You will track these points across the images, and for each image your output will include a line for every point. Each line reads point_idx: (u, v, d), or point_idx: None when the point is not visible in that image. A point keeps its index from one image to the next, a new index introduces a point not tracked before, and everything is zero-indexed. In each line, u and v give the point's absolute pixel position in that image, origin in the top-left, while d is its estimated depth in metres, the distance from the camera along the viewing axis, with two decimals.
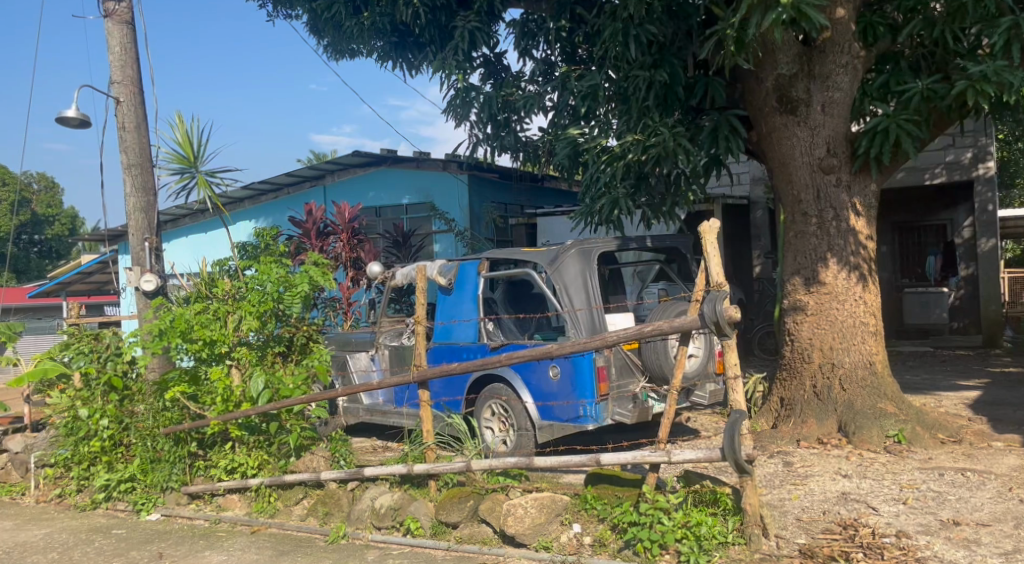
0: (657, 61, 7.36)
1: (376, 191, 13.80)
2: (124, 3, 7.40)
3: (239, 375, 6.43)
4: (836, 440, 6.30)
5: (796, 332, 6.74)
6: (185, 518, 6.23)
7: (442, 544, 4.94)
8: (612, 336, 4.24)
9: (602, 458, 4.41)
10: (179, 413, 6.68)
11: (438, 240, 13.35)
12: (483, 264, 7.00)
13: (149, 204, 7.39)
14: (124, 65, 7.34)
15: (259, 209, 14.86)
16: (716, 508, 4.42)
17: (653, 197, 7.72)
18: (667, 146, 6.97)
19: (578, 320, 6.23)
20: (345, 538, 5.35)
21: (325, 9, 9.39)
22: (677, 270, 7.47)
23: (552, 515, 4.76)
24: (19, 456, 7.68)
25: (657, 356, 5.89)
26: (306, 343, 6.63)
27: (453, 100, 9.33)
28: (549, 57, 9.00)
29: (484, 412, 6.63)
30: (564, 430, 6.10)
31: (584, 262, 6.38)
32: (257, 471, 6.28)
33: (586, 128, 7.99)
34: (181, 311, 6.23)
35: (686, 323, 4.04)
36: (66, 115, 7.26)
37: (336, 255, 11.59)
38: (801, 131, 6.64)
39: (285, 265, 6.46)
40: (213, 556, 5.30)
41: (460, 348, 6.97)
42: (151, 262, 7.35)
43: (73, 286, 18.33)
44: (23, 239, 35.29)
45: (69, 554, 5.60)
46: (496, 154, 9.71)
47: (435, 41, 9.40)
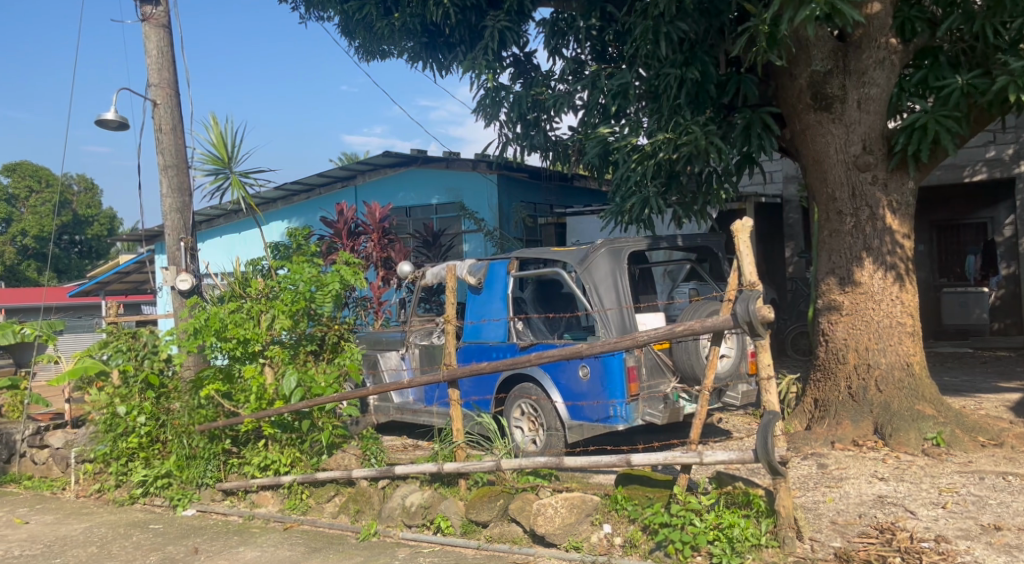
0: (688, 59, 7.30)
1: (406, 191, 13.89)
2: (161, 8, 7.53)
3: (272, 373, 6.53)
4: (871, 442, 6.20)
5: (831, 332, 6.64)
6: (220, 515, 6.32)
7: (473, 543, 4.95)
8: (642, 336, 4.21)
9: (632, 458, 4.39)
10: (214, 410, 6.76)
11: (468, 240, 13.37)
12: (513, 263, 6.99)
13: (185, 204, 7.52)
14: (161, 67, 7.47)
15: (292, 209, 15.03)
16: (749, 510, 4.35)
17: (684, 196, 7.66)
18: (698, 144, 6.90)
19: (608, 320, 6.20)
20: (375, 535, 5.38)
21: (357, 10, 9.50)
22: (708, 269, 7.37)
23: (582, 515, 4.75)
24: (60, 451, 7.85)
25: (688, 356, 5.83)
26: (338, 342, 6.67)
27: (483, 100, 9.41)
28: (580, 55, 8.93)
29: (514, 412, 6.64)
30: (595, 430, 6.08)
31: (614, 261, 6.35)
32: (289, 468, 6.36)
33: (616, 127, 7.94)
34: (215, 310, 6.31)
35: (719, 323, 4.00)
36: (105, 117, 7.41)
37: (367, 255, 11.69)
38: (836, 128, 6.55)
39: (317, 265, 6.54)
40: (246, 552, 5.36)
41: (490, 348, 6.97)
42: (186, 262, 7.47)
43: (112, 286, 18.73)
44: (64, 240, 36.14)
45: (108, 548, 5.70)
46: (525, 153, 9.72)
47: (465, 41, 9.43)
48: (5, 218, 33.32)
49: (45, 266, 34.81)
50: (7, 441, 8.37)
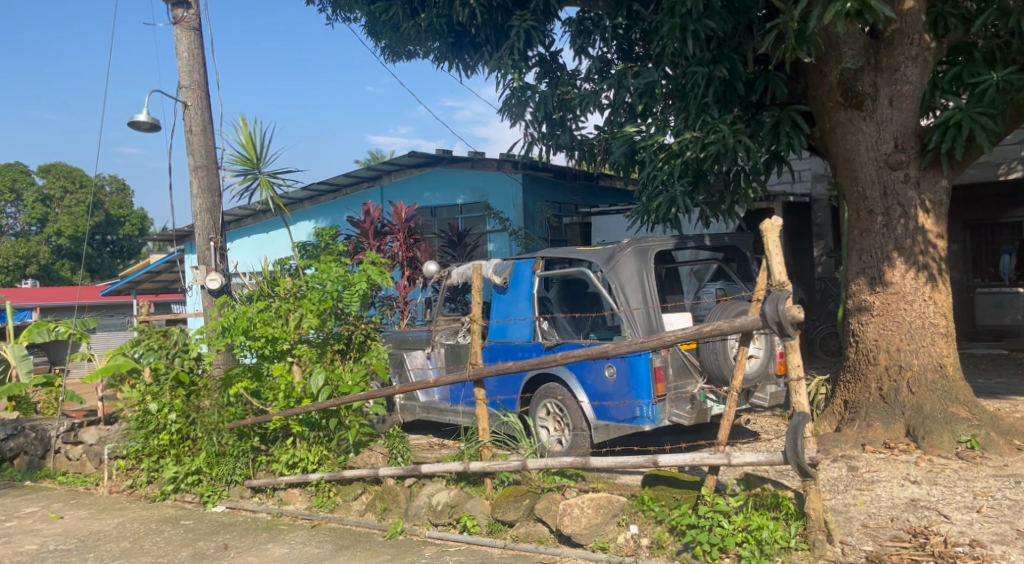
0: (715, 57, 7.20)
1: (432, 191, 13.94)
2: (192, 11, 7.64)
3: (300, 372, 6.59)
4: (903, 445, 6.12)
5: (861, 333, 6.56)
6: (249, 511, 6.39)
7: (499, 543, 4.97)
8: (669, 336, 4.19)
9: (659, 459, 4.37)
10: (243, 408, 6.85)
11: (493, 240, 13.39)
12: (538, 263, 6.99)
13: (214, 204, 7.61)
14: (191, 70, 7.58)
15: (319, 209, 15.16)
16: (779, 512, 4.30)
17: (711, 196, 7.60)
18: (726, 143, 6.85)
19: (634, 319, 6.17)
20: (402, 533, 5.42)
21: (384, 12, 9.57)
22: (736, 269, 7.31)
23: (608, 515, 4.74)
24: (94, 448, 7.99)
25: (716, 357, 5.77)
26: (365, 341, 6.72)
27: (508, 100, 9.42)
28: (606, 54, 8.89)
29: (540, 411, 6.64)
30: (621, 430, 6.06)
31: (640, 261, 6.33)
32: (317, 466, 6.43)
33: (643, 126, 7.90)
34: (244, 309, 6.40)
35: (748, 324, 3.96)
36: (137, 119, 7.53)
37: (393, 254, 11.76)
38: (867, 126, 6.46)
39: (344, 265, 6.59)
40: (275, 548, 5.42)
41: (515, 347, 6.97)
42: (216, 261, 7.56)
43: (144, 286, 19.04)
44: (97, 239, 36.74)
45: (140, 543, 5.79)
46: (551, 153, 9.71)
47: (491, 41, 9.43)
48: (40, 218, 33.98)
49: (79, 266, 35.46)
50: (42, 438, 8.53)
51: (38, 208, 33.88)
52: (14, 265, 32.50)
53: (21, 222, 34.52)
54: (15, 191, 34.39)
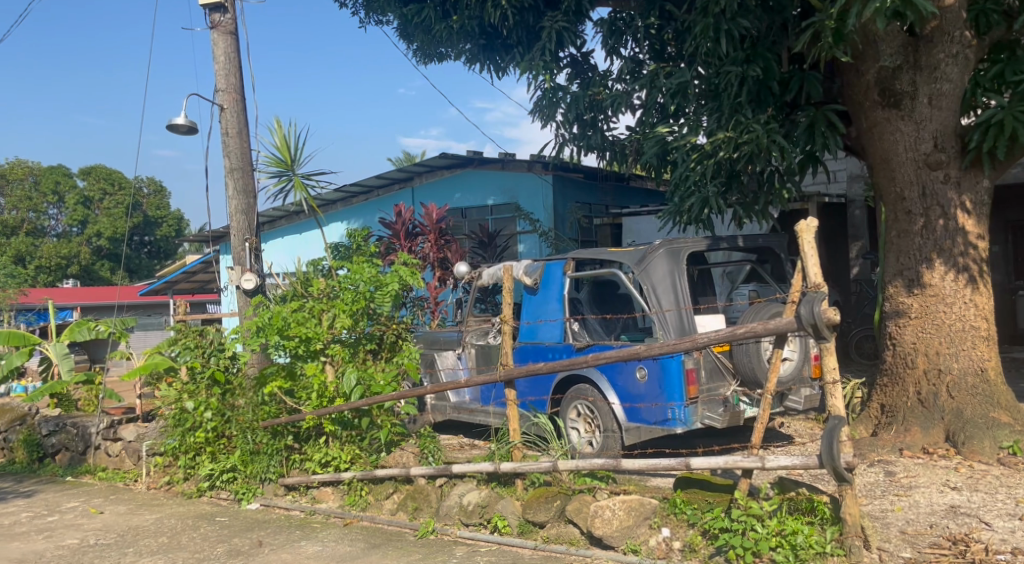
0: (749, 56, 7.12)
1: (462, 193, 13.99)
2: (229, 15, 7.77)
3: (332, 371, 6.66)
4: (943, 450, 6.00)
5: (899, 336, 6.45)
6: (283, 509, 6.47)
7: (529, 543, 4.98)
8: (702, 338, 4.16)
9: (692, 462, 4.32)
10: (277, 406, 6.91)
11: (523, 241, 13.40)
12: (570, 264, 6.98)
13: (249, 206, 7.72)
14: (228, 73, 7.70)
15: (352, 210, 15.30)
16: (813, 517, 4.28)
17: (745, 196, 7.50)
18: (760, 143, 6.78)
19: (666, 320, 6.13)
20: (433, 533, 5.44)
21: (417, 14, 9.64)
22: (770, 270, 7.25)
23: (640, 518, 4.73)
24: (132, 444, 8.15)
25: (749, 360, 5.70)
26: (396, 341, 6.77)
27: (539, 101, 9.43)
28: (638, 54, 8.84)
29: (570, 413, 6.63)
30: (653, 433, 6.03)
31: (673, 262, 6.29)
32: (350, 465, 6.51)
33: (675, 126, 7.84)
34: (279, 309, 6.49)
35: (783, 326, 3.91)
36: (175, 122, 7.68)
37: (424, 255, 11.82)
38: (905, 126, 6.35)
39: (376, 265, 6.65)
40: (308, 546, 5.48)
41: (546, 348, 6.97)
42: (251, 261, 7.68)
43: (180, 286, 19.36)
44: (135, 240, 37.44)
45: (177, 539, 5.89)
46: (582, 154, 9.69)
47: (523, 43, 9.44)
48: (81, 219, 34.76)
49: (118, 266, 36.20)
50: (84, 434, 8.72)
51: (79, 209, 34.65)
52: (56, 265, 33.27)
53: (63, 223, 35.32)
54: (58, 192, 35.17)
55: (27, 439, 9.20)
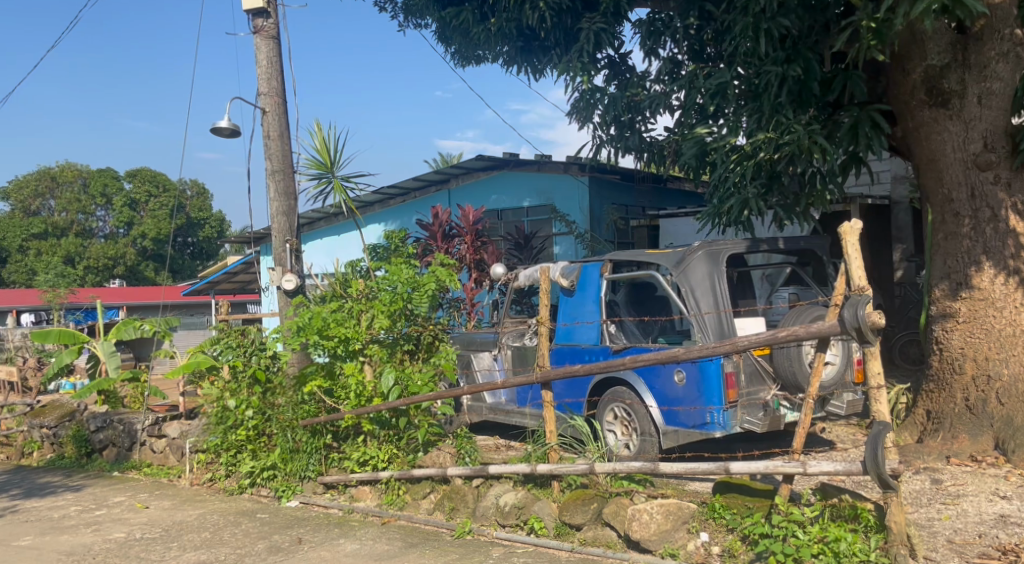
0: (790, 56, 7.02)
1: (498, 195, 14.03)
2: (271, 20, 7.90)
3: (371, 371, 6.73)
4: (992, 458, 5.84)
5: (946, 341, 6.31)
6: (322, 507, 6.54)
7: (566, 545, 4.97)
8: (742, 341, 4.11)
9: (731, 466, 4.28)
10: (316, 406, 7.02)
11: (560, 242, 13.37)
12: (606, 265, 6.95)
13: (290, 208, 7.84)
14: (270, 77, 7.83)
15: (389, 212, 15.43)
16: (858, 524, 4.18)
17: (786, 197, 7.37)
18: (801, 144, 6.67)
19: (705, 323, 6.08)
20: (470, 533, 5.47)
21: (455, 17, 9.70)
22: (812, 273, 7.21)
23: (678, 522, 4.69)
24: (176, 441, 8.32)
25: (790, 363, 5.62)
26: (434, 342, 6.79)
27: (577, 102, 9.42)
28: (676, 55, 8.77)
29: (607, 415, 6.60)
30: (691, 437, 5.97)
31: (712, 264, 6.21)
32: (387, 465, 6.55)
33: (715, 127, 7.79)
34: (319, 309, 6.60)
35: (824, 329, 3.85)
36: (219, 125, 7.83)
37: (461, 257, 11.88)
38: (954, 126, 6.21)
39: (413, 266, 6.71)
40: (347, 544, 5.54)
41: (583, 350, 6.95)
42: (292, 263, 7.80)
43: (222, 286, 19.69)
44: (178, 241, 38.19)
45: (219, 535, 5.99)
46: (620, 155, 9.64)
47: (560, 44, 9.43)
48: (127, 221, 35.63)
49: (162, 266, 36.99)
50: (129, 430, 8.92)
51: (125, 211, 35.51)
52: (103, 265, 34.09)
53: (110, 225, 36.22)
54: (106, 195, 36.06)
55: (76, 434, 9.44)
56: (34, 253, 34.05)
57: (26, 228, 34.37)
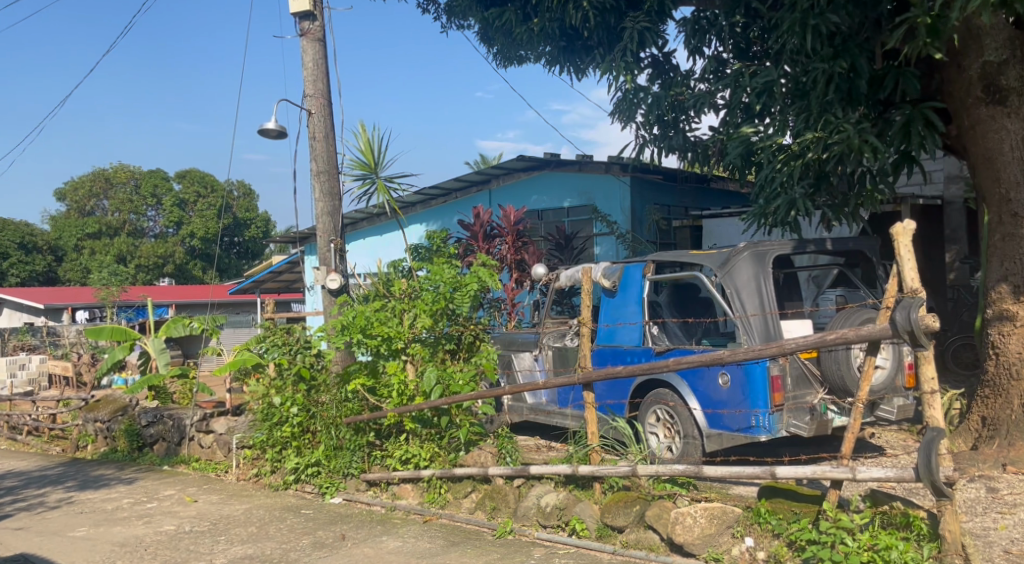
0: (838, 52, 6.87)
1: (538, 195, 14.03)
2: (317, 23, 8.01)
3: (413, 370, 6.78)
4: None
5: (1003, 346, 6.11)
6: (364, 504, 6.61)
7: (608, 547, 4.94)
8: (789, 344, 4.05)
9: (777, 470, 4.21)
10: (359, 404, 7.10)
11: (600, 243, 13.28)
12: (649, 266, 6.90)
13: (335, 208, 7.93)
14: (316, 79, 7.94)
15: (431, 212, 15.53)
16: (909, 533, 4.08)
17: (834, 197, 7.25)
18: (850, 143, 6.53)
19: (751, 326, 5.96)
20: (511, 533, 5.47)
21: (498, 18, 9.71)
22: (861, 274, 6.97)
23: (722, 526, 4.63)
24: (223, 437, 8.47)
25: (838, 367, 5.48)
26: (474, 342, 6.84)
27: (620, 102, 9.37)
28: (721, 53, 8.67)
29: (649, 418, 6.55)
30: (735, 440, 5.88)
31: (758, 265, 6.13)
32: (429, 463, 6.56)
33: (761, 126, 7.66)
34: (362, 308, 6.67)
35: (876, 332, 3.77)
36: (266, 127, 7.96)
37: (502, 257, 11.89)
38: (1012, 123, 6.04)
39: (455, 267, 6.75)
40: (389, 541, 5.59)
41: (625, 351, 6.89)
42: (336, 262, 7.90)
43: (267, 285, 20.02)
44: (226, 241, 38.95)
45: (265, 529, 6.10)
46: (663, 155, 9.55)
47: (604, 44, 9.38)
48: (176, 221, 36.46)
49: (210, 266, 37.79)
50: (179, 425, 9.14)
51: (175, 211, 36.36)
52: (154, 264, 34.93)
53: (160, 225, 37.09)
54: (156, 196, 36.93)
55: (128, 429, 9.69)
56: (88, 252, 35.07)
57: (80, 227, 35.41)
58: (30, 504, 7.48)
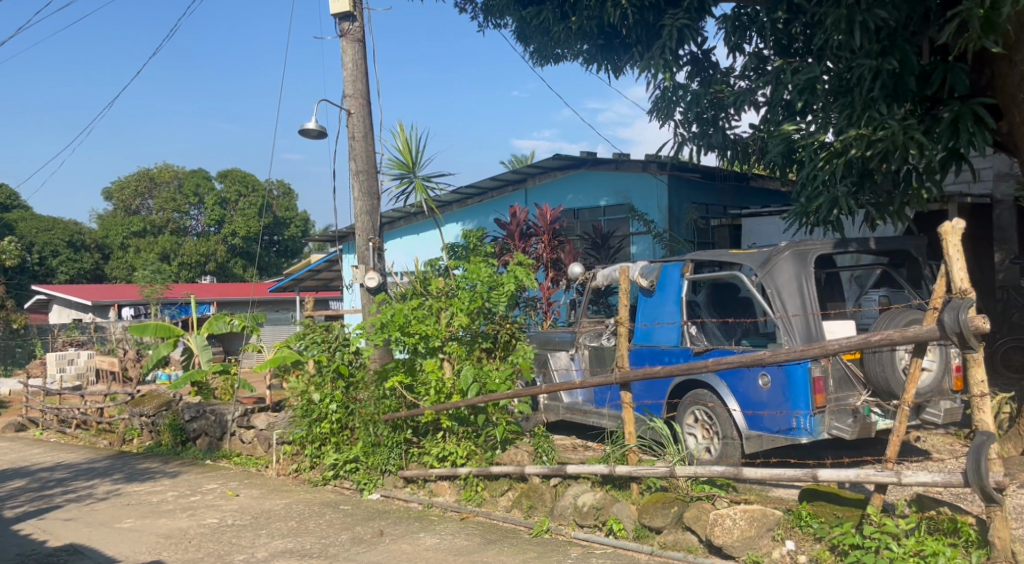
0: (885, 48, 6.73)
1: (574, 194, 14.00)
2: (357, 24, 8.08)
3: (450, 368, 6.82)
4: None
5: None
6: (402, 501, 6.67)
7: (645, 548, 4.91)
8: (832, 345, 3.98)
9: (819, 473, 4.15)
10: (397, 401, 7.13)
11: (637, 242, 13.20)
12: (688, 265, 6.84)
13: (373, 207, 8.00)
14: (355, 79, 8.01)
15: (468, 211, 15.60)
16: (957, 539, 4.00)
17: (878, 196, 7.07)
18: (895, 140, 6.39)
19: (792, 327, 5.87)
20: (548, 532, 5.46)
21: (535, 16, 9.71)
22: (907, 275, 6.80)
23: (763, 529, 4.56)
24: (264, 432, 8.59)
25: (883, 369, 5.33)
26: (510, 341, 6.84)
27: (658, 100, 9.29)
28: (762, 50, 8.54)
29: (687, 418, 6.49)
30: (775, 442, 5.79)
31: (800, 265, 6.03)
32: (466, 460, 6.55)
33: (803, 124, 7.54)
34: (400, 307, 6.71)
35: (923, 333, 3.68)
36: (307, 127, 8.06)
37: (538, 256, 11.88)
38: None
39: (492, 265, 6.77)
40: (426, 538, 5.63)
41: (663, 351, 6.84)
42: (374, 261, 7.97)
43: (305, 283, 20.26)
44: (266, 239, 39.53)
45: (305, 524, 6.18)
46: (702, 153, 9.45)
47: (642, 41, 9.31)
48: (218, 219, 37.12)
49: (250, 264, 38.39)
50: (221, 420, 9.31)
51: (216, 210, 37.02)
52: (196, 263, 35.62)
53: (202, 223, 37.78)
54: (198, 195, 37.63)
55: (172, 424, 9.91)
56: (133, 251, 35.88)
57: (126, 227, 36.23)
58: (79, 496, 7.68)
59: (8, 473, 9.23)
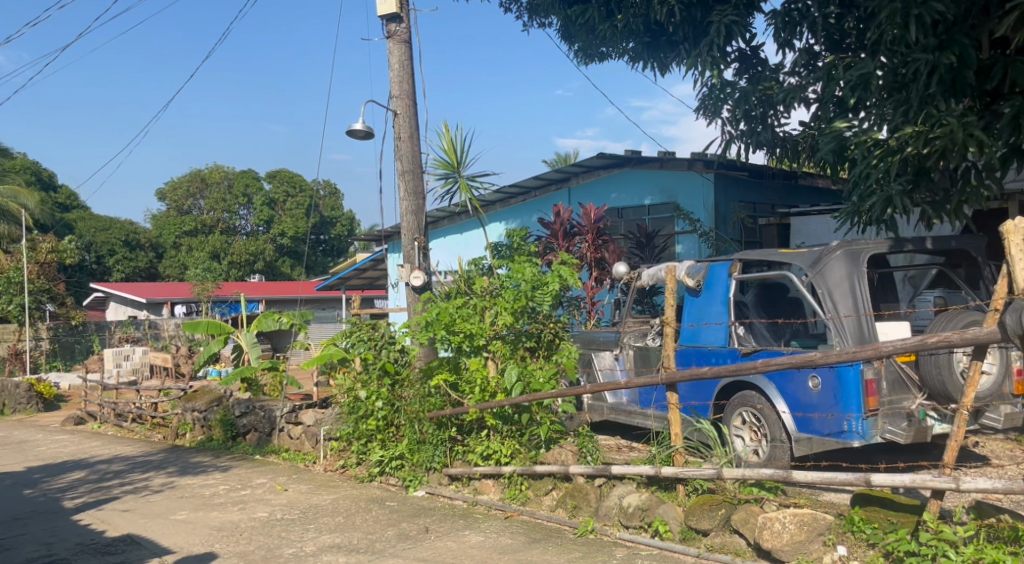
0: (943, 43, 6.54)
1: (618, 192, 13.91)
2: (403, 25, 8.16)
3: (494, 367, 6.85)
4: None
5: None
6: (447, 498, 6.70)
7: (692, 551, 4.86)
8: (886, 346, 3.88)
9: (872, 478, 4.05)
10: (442, 399, 7.16)
11: (682, 241, 13.07)
12: (735, 265, 6.76)
13: (418, 207, 8.05)
14: (402, 80, 8.09)
15: (512, 210, 15.63)
16: (1018, 547, 3.88)
17: (935, 194, 6.87)
18: (954, 137, 6.19)
19: (843, 328, 5.75)
20: (593, 533, 5.44)
21: (581, 15, 9.69)
22: (964, 275, 6.63)
23: (813, 533, 4.48)
24: (311, 429, 8.72)
25: (939, 371, 5.20)
26: (554, 339, 6.81)
27: (705, 98, 9.18)
28: (812, 46, 8.36)
29: (734, 420, 6.40)
30: (826, 445, 5.67)
31: (852, 265, 5.89)
32: (510, 459, 6.55)
33: (856, 121, 7.42)
34: (445, 306, 6.75)
35: (983, 336, 3.57)
36: (354, 127, 8.17)
37: (582, 255, 11.81)
38: None
39: (536, 265, 6.75)
40: (472, 535, 5.65)
41: (710, 352, 6.76)
42: (419, 260, 8.03)
43: (352, 282, 20.50)
44: (313, 239, 40.14)
45: (353, 519, 6.26)
46: (750, 151, 9.32)
47: (689, 39, 9.19)
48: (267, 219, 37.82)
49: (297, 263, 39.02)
50: (270, 417, 9.50)
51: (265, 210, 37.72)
52: (245, 261, 36.34)
53: (252, 223, 38.54)
54: (248, 195, 38.36)
55: (223, 419, 10.13)
56: (186, 250, 36.74)
57: (178, 226, 37.10)
58: (136, 488, 7.89)
59: (68, 465, 9.54)
